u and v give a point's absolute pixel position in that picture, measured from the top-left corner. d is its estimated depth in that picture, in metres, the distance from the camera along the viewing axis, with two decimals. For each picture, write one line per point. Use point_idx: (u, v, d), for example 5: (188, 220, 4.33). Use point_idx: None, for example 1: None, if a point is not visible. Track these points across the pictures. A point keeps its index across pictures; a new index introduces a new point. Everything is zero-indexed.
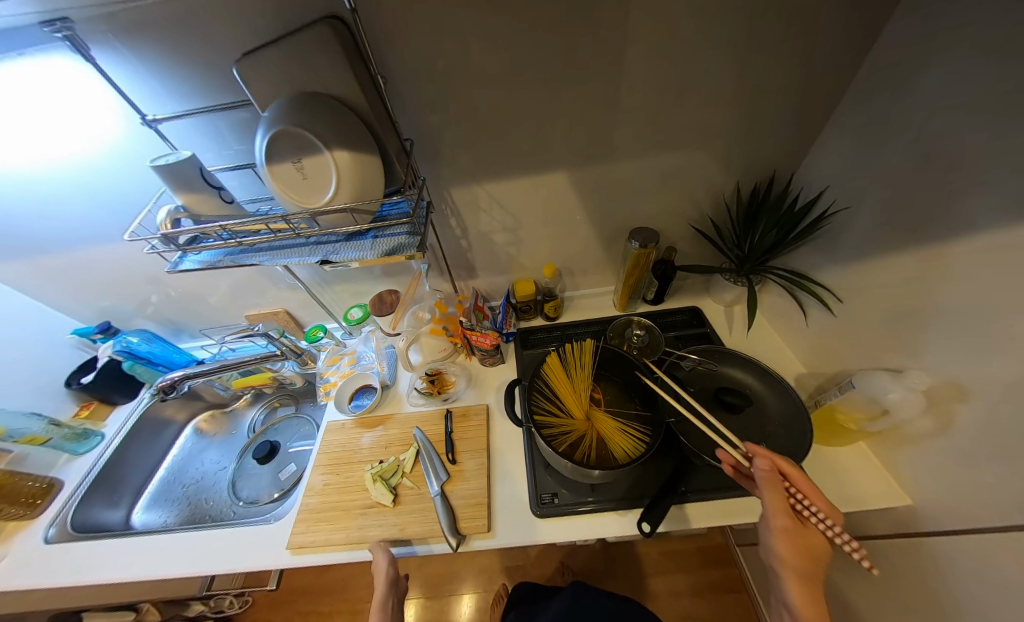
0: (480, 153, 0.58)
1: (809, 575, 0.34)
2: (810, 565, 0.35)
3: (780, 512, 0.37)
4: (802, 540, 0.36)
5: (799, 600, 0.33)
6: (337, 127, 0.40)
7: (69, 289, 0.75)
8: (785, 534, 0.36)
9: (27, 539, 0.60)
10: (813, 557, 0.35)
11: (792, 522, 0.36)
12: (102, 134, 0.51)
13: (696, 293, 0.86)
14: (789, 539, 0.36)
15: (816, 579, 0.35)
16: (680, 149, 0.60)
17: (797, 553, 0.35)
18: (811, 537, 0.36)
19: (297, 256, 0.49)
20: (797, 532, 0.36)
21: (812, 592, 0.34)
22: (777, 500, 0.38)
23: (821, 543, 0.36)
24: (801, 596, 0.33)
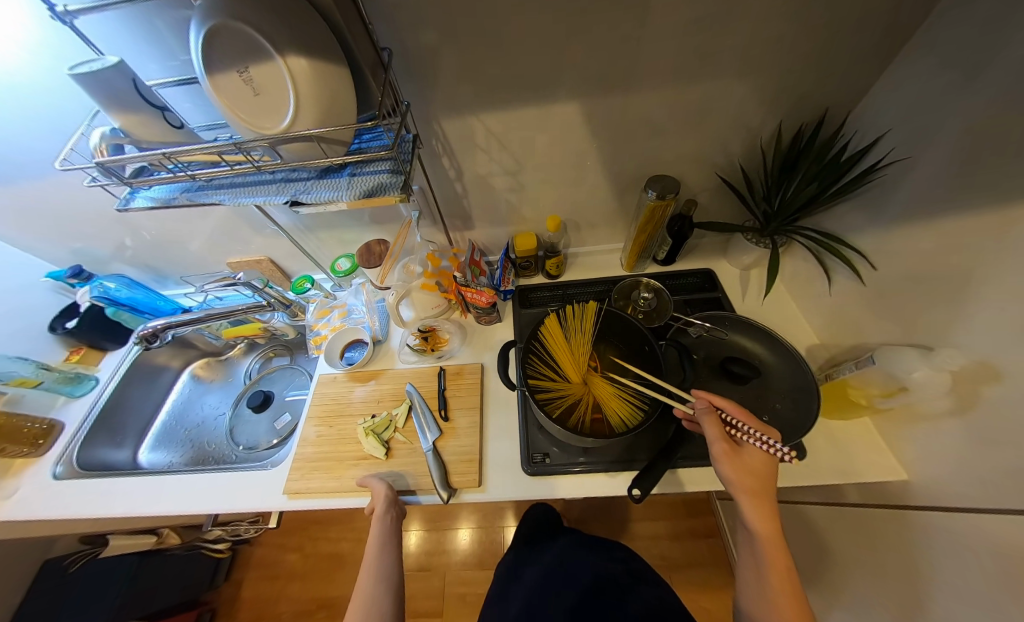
0: (475, 73, 0.48)
1: (760, 489, 0.36)
2: (757, 481, 0.37)
3: (718, 442, 0.39)
4: (743, 460, 0.38)
5: (754, 515, 0.36)
6: (286, 21, 0.31)
7: (28, 228, 0.69)
8: (728, 462, 0.38)
9: (37, 474, 0.63)
10: (757, 472, 0.37)
11: (730, 448, 0.39)
12: (13, 29, 0.42)
13: (712, 254, 0.80)
14: (733, 463, 0.38)
15: (765, 490, 0.37)
16: (717, 77, 0.49)
17: (742, 477, 0.37)
18: (750, 454, 0.38)
19: (263, 195, 0.44)
20: (738, 455, 0.38)
21: (765, 501, 0.36)
22: (714, 431, 0.40)
23: (761, 455, 0.38)
24: (756, 512, 0.36)
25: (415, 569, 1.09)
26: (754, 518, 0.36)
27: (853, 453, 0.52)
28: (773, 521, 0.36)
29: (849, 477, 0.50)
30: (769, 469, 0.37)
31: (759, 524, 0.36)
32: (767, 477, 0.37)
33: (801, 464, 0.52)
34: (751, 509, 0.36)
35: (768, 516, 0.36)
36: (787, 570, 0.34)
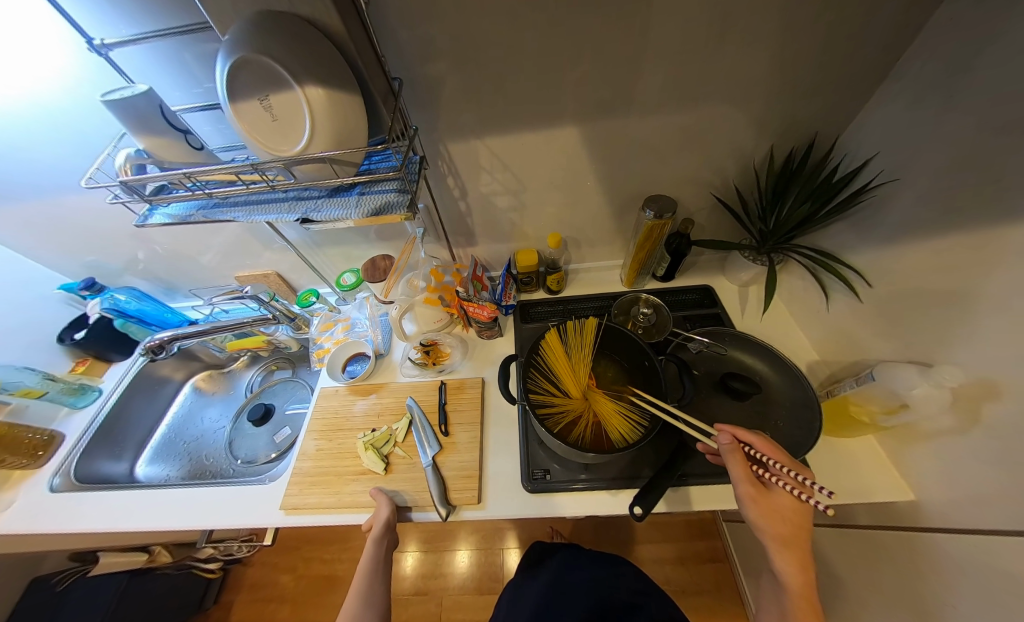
0: (479, 101, 0.50)
1: (791, 537, 0.36)
2: (787, 527, 0.36)
3: (744, 483, 0.38)
4: (771, 503, 0.37)
5: (784, 564, 0.35)
6: (306, 53, 0.33)
7: (47, 243, 0.72)
8: (755, 503, 0.37)
9: (33, 486, 0.63)
10: (788, 519, 0.36)
11: (757, 489, 0.38)
12: (56, 62, 0.45)
13: (710, 271, 0.81)
14: (760, 507, 0.37)
15: (797, 537, 0.36)
16: (709, 104, 0.52)
17: (770, 521, 0.36)
18: (781, 498, 0.37)
19: (275, 212, 0.46)
20: (768, 499, 0.37)
21: (797, 550, 0.35)
22: (740, 470, 0.39)
23: (791, 499, 0.37)
24: (786, 561, 0.35)
25: (410, 594, 1.05)
26: (785, 567, 0.35)
27: (858, 473, 0.51)
28: (807, 574, 0.35)
29: (856, 498, 0.49)
30: (801, 513, 0.36)
31: (790, 574, 0.35)
32: (799, 523, 0.36)
33: None
34: (779, 556, 0.36)
35: (801, 567, 0.35)
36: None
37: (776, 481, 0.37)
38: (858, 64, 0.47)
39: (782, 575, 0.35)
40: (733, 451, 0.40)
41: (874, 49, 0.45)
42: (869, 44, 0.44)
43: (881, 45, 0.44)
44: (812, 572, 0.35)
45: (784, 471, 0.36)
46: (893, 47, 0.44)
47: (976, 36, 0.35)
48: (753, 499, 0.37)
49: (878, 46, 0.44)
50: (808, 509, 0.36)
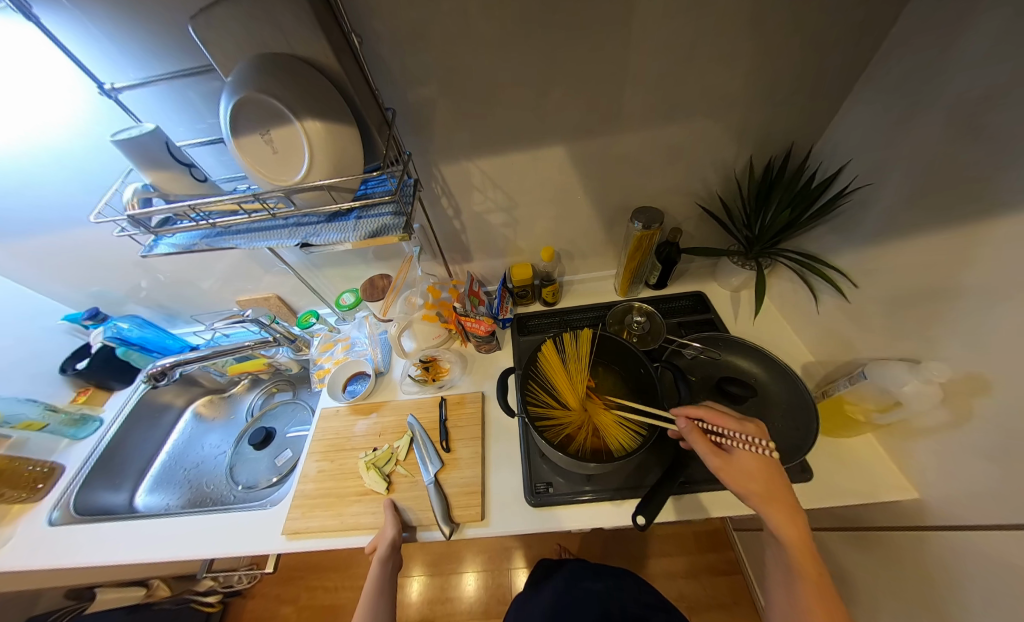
0: (468, 127, 0.54)
1: (770, 491, 0.37)
2: (759, 483, 0.37)
3: (709, 456, 0.40)
4: (737, 466, 0.39)
5: (776, 522, 0.35)
6: (305, 91, 0.36)
7: (53, 276, 0.74)
8: (724, 473, 0.39)
9: (32, 520, 0.62)
10: (758, 475, 0.37)
11: (720, 458, 0.40)
12: (70, 106, 0.48)
13: (701, 278, 0.83)
14: (731, 473, 0.39)
15: (772, 489, 0.37)
16: (689, 120, 0.55)
17: (744, 483, 0.38)
18: (741, 456, 0.39)
19: (276, 238, 0.47)
20: (730, 462, 0.39)
21: (782, 504, 0.36)
22: (700, 445, 0.41)
23: (751, 455, 0.38)
24: (778, 518, 0.35)
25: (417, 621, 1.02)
26: (778, 525, 0.35)
27: (861, 474, 0.51)
28: (800, 527, 0.35)
29: (860, 497, 0.49)
30: (765, 464, 0.38)
31: (784, 531, 0.35)
32: (767, 473, 0.37)
33: (811, 486, 0.51)
34: (770, 514, 0.36)
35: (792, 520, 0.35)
36: (825, 576, 0.33)
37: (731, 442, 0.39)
38: (822, 81, 0.50)
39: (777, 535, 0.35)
40: (686, 423, 0.42)
41: (840, 63, 0.48)
42: (835, 58, 0.47)
43: (844, 60, 0.47)
44: (803, 523, 0.35)
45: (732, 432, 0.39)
46: (854, 62, 0.47)
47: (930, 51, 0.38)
48: (721, 468, 0.39)
49: (839, 62, 0.47)
50: (769, 458, 0.38)
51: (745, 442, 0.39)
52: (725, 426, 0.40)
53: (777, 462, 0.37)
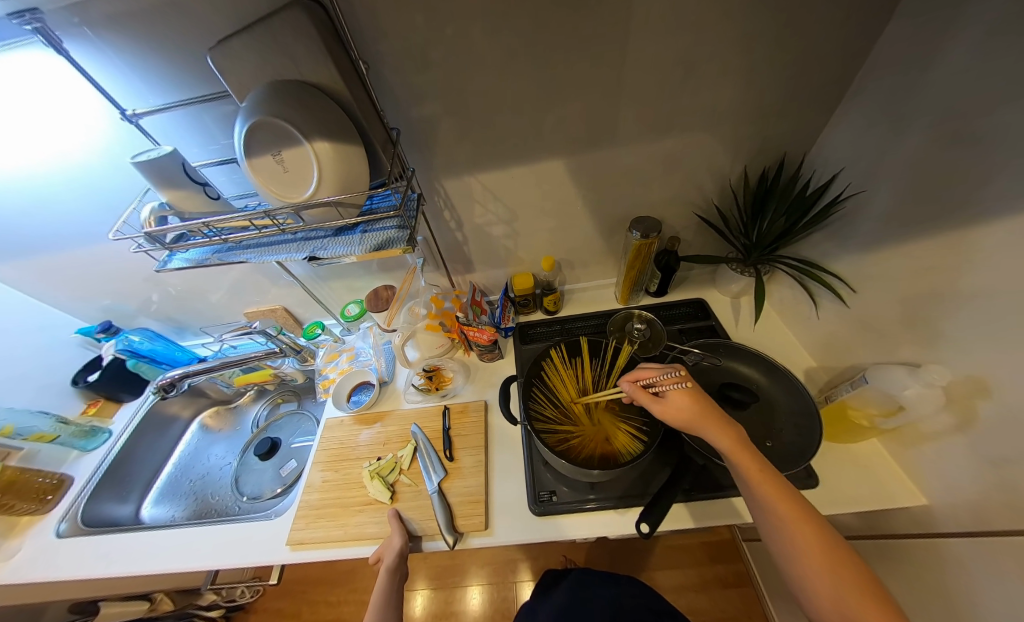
0: (470, 143, 0.56)
1: (701, 414, 0.40)
2: (693, 411, 0.41)
3: (653, 405, 0.43)
4: (675, 405, 0.42)
5: (713, 437, 0.39)
6: (314, 114, 0.38)
7: (68, 290, 0.76)
8: (669, 416, 0.42)
9: (40, 533, 0.63)
10: (687, 406, 0.41)
11: (662, 404, 0.43)
12: (92, 131, 0.51)
13: (702, 285, 0.83)
14: (674, 413, 0.42)
15: (705, 411, 0.40)
16: (684, 133, 0.57)
17: (688, 417, 0.41)
18: (675, 396, 0.42)
19: (284, 252, 0.49)
20: (671, 405, 0.42)
21: (713, 419, 0.40)
22: (645, 399, 0.44)
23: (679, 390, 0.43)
24: (709, 430, 0.39)
25: None
26: (715, 439, 0.39)
27: (869, 481, 0.50)
28: (731, 433, 0.39)
29: (869, 505, 0.48)
30: (693, 392, 0.42)
31: (724, 442, 0.38)
32: (695, 399, 0.42)
33: (818, 493, 0.50)
34: (708, 431, 0.39)
35: (726, 432, 0.39)
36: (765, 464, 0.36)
37: (664, 386, 0.44)
38: (813, 92, 0.52)
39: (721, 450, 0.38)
40: (633, 385, 0.45)
41: (826, 78, 0.50)
42: (821, 74, 0.49)
43: (831, 75, 0.49)
44: (736, 430, 0.39)
45: (663, 377, 0.44)
46: (840, 76, 0.49)
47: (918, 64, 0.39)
48: (666, 415, 0.42)
49: (827, 74, 0.49)
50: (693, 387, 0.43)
51: (672, 382, 0.43)
52: (654, 377, 0.44)
53: (696, 385, 0.43)
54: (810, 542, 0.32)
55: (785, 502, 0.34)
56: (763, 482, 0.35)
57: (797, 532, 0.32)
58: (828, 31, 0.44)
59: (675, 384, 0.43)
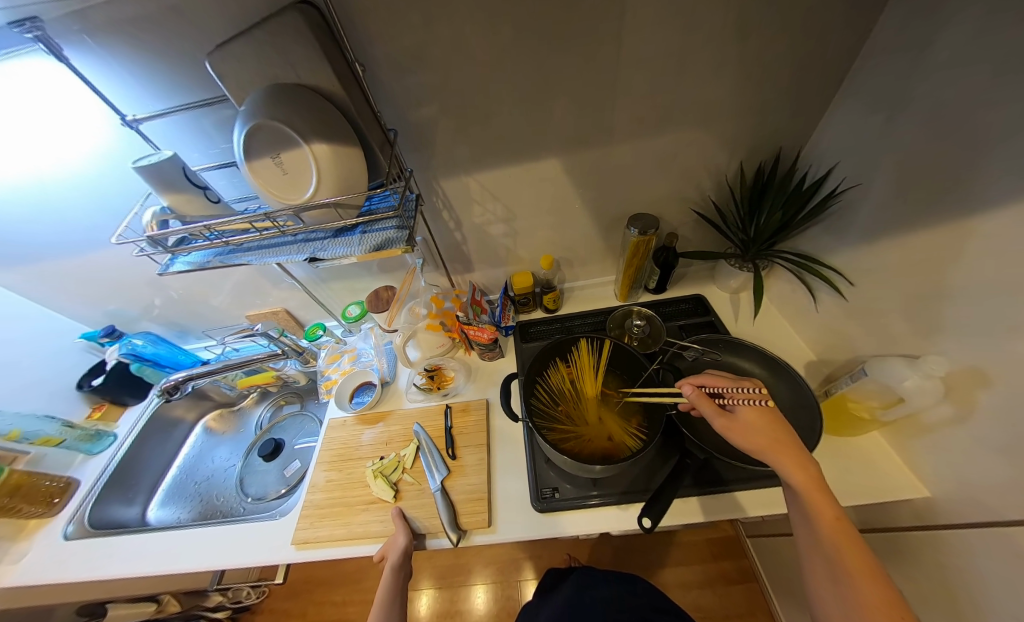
0: (467, 143, 0.56)
1: (773, 439, 0.39)
2: (764, 434, 0.39)
3: (717, 417, 0.42)
4: (742, 423, 0.41)
5: (785, 467, 0.37)
6: (312, 116, 0.38)
7: (72, 295, 0.77)
8: (732, 430, 0.41)
9: (49, 535, 0.64)
10: (762, 427, 0.40)
11: (728, 418, 0.42)
12: (95, 137, 0.51)
13: (701, 281, 0.83)
14: (738, 430, 0.40)
15: (777, 435, 0.39)
16: (680, 128, 0.57)
17: (753, 437, 0.40)
18: (747, 412, 0.41)
19: (285, 254, 0.49)
20: (739, 420, 0.41)
21: (786, 448, 0.38)
22: (710, 408, 0.42)
23: (753, 409, 0.41)
24: (780, 459, 0.37)
25: None
26: (787, 470, 0.37)
27: (870, 474, 0.50)
28: (809, 467, 0.36)
29: (870, 496, 0.48)
30: (767, 415, 0.41)
31: (796, 476, 0.36)
32: (770, 423, 0.40)
33: None
34: (778, 459, 0.37)
35: (802, 464, 0.36)
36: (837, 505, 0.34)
37: (737, 401, 0.42)
38: (807, 87, 0.52)
39: (790, 482, 0.36)
40: (693, 389, 0.44)
41: (821, 71, 0.50)
42: (815, 67, 0.49)
43: (826, 69, 0.49)
44: (813, 465, 0.36)
45: (740, 391, 0.42)
46: (836, 69, 0.49)
47: (917, 54, 0.39)
48: (729, 428, 0.41)
49: (821, 68, 0.49)
50: (767, 411, 0.41)
51: (746, 400, 0.42)
52: (727, 388, 0.43)
53: (774, 410, 0.41)
54: (869, 593, 0.29)
55: (851, 546, 0.32)
56: (833, 525, 0.33)
57: (860, 584, 0.30)
58: (822, 25, 0.44)
59: (749, 400, 0.42)
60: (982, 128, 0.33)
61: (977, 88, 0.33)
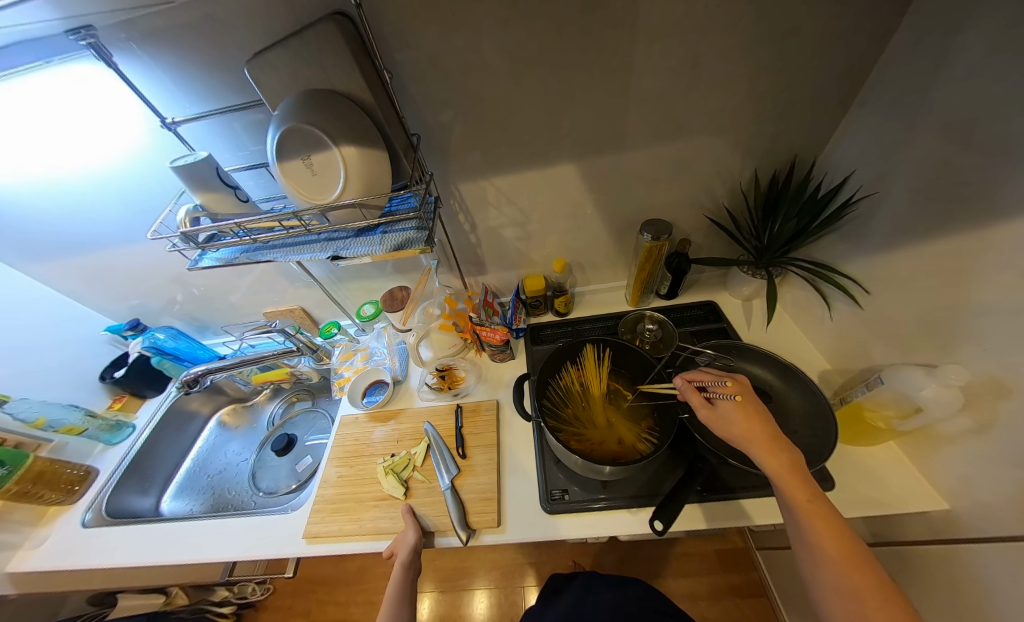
0: (486, 148, 0.58)
1: (749, 430, 0.39)
2: (741, 425, 0.40)
3: (700, 410, 0.43)
4: (720, 416, 0.42)
5: (759, 457, 0.38)
6: (341, 120, 0.40)
7: (101, 289, 0.80)
8: (713, 423, 0.42)
9: (68, 522, 0.66)
10: (740, 419, 0.40)
11: (709, 412, 0.43)
12: (134, 138, 0.54)
13: (712, 287, 0.83)
14: (717, 422, 0.42)
15: (754, 427, 0.39)
16: (694, 135, 0.58)
17: (729, 429, 0.41)
18: (726, 405, 0.42)
19: (309, 252, 0.50)
20: (719, 413, 0.42)
21: (760, 438, 0.38)
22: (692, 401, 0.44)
23: (732, 403, 0.42)
24: (753, 449, 0.38)
25: None
26: (761, 459, 0.37)
27: (888, 486, 0.49)
28: (781, 454, 0.37)
29: (888, 508, 0.47)
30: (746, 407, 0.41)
31: (769, 464, 0.37)
32: (747, 414, 0.40)
33: (834, 495, 0.49)
34: (753, 449, 0.38)
35: (774, 452, 0.37)
36: (813, 492, 0.34)
37: (716, 394, 0.43)
38: (821, 97, 0.53)
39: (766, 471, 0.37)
40: (686, 384, 0.46)
41: (833, 81, 0.51)
42: (828, 77, 0.50)
43: (840, 80, 0.50)
44: (787, 452, 0.37)
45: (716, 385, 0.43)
46: (850, 79, 0.50)
47: (934, 66, 0.40)
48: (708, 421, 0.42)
49: (835, 78, 0.50)
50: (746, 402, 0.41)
51: (726, 394, 0.43)
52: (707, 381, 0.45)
53: (752, 401, 0.41)
54: (852, 584, 0.29)
55: (831, 537, 0.31)
56: (814, 516, 0.33)
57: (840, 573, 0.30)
58: (837, 36, 0.45)
59: (728, 393, 0.42)
60: (1002, 137, 0.33)
61: (995, 98, 0.34)
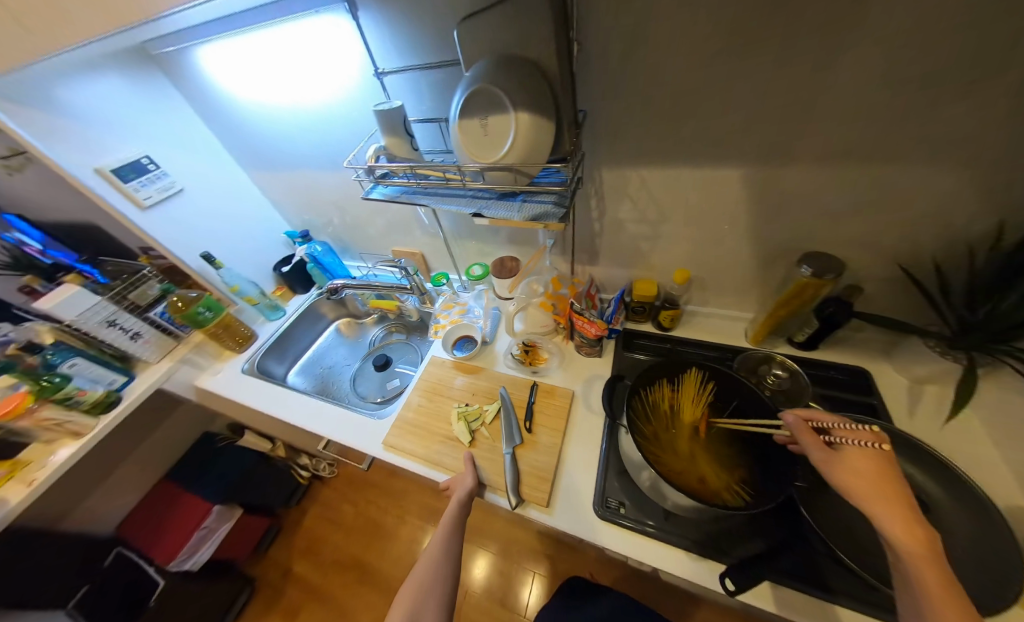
0: (646, 137, 0.54)
1: (882, 489, 0.32)
2: (871, 482, 0.32)
3: (814, 449, 0.37)
4: (844, 461, 0.35)
5: (882, 521, 0.30)
6: (524, 87, 0.42)
7: (289, 199, 1.01)
8: (829, 467, 0.35)
9: (234, 365, 0.91)
10: (871, 472, 0.33)
11: (828, 454, 0.36)
12: (348, 81, 0.65)
13: (869, 354, 0.67)
14: (836, 467, 0.35)
15: (890, 488, 0.32)
16: (936, 161, 0.44)
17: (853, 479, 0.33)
18: (856, 453, 0.35)
19: (456, 204, 0.55)
20: (840, 459, 0.35)
21: (896, 503, 0.30)
22: (806, 438, 0.38)
23: (862, 453, 0.34)
24: (880, 509, 0.31)
25: None
26: (884, 524, 0.30)
27: None
28: (920, 531, 0.29)
29: None
30: (882, 464, 0.33)
31: (898, 535, 0.29)
32: (882, 471, 0.33)
33: None
34: (879, 511, 0.31)
35: (911, 526, 0.29)
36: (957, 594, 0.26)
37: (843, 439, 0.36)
38: None
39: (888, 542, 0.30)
40: (797, 419, 0.40)
41: None
42: None
43: None
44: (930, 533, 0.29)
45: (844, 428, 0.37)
46: None
47: None
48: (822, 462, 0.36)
49: None
50: (884, 460, 0.34)
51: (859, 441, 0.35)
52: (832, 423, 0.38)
53: (894, 460, 0.33)
54: None
55: None
56: None
57: None
58: None
59: (862, 440, 0.35)
60: None
61: None
